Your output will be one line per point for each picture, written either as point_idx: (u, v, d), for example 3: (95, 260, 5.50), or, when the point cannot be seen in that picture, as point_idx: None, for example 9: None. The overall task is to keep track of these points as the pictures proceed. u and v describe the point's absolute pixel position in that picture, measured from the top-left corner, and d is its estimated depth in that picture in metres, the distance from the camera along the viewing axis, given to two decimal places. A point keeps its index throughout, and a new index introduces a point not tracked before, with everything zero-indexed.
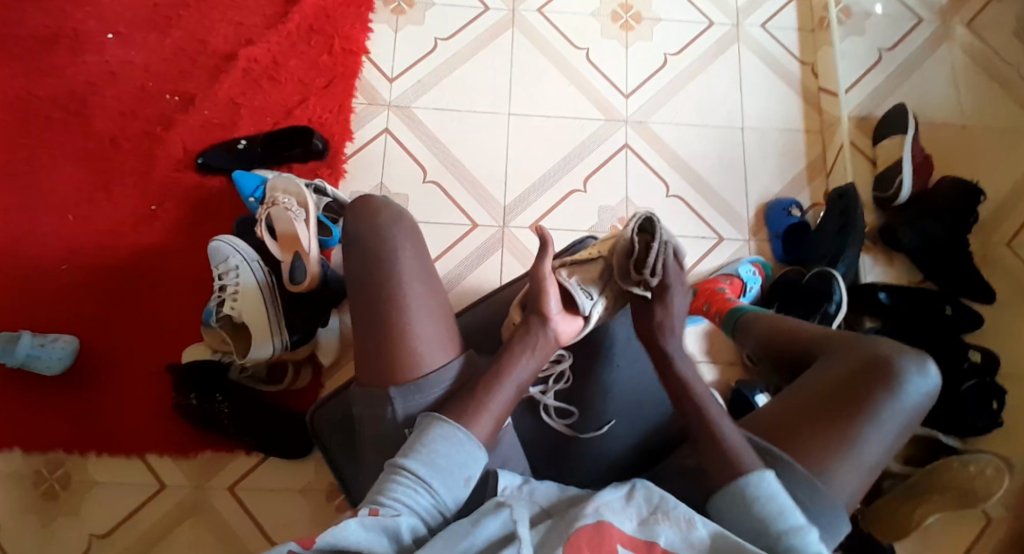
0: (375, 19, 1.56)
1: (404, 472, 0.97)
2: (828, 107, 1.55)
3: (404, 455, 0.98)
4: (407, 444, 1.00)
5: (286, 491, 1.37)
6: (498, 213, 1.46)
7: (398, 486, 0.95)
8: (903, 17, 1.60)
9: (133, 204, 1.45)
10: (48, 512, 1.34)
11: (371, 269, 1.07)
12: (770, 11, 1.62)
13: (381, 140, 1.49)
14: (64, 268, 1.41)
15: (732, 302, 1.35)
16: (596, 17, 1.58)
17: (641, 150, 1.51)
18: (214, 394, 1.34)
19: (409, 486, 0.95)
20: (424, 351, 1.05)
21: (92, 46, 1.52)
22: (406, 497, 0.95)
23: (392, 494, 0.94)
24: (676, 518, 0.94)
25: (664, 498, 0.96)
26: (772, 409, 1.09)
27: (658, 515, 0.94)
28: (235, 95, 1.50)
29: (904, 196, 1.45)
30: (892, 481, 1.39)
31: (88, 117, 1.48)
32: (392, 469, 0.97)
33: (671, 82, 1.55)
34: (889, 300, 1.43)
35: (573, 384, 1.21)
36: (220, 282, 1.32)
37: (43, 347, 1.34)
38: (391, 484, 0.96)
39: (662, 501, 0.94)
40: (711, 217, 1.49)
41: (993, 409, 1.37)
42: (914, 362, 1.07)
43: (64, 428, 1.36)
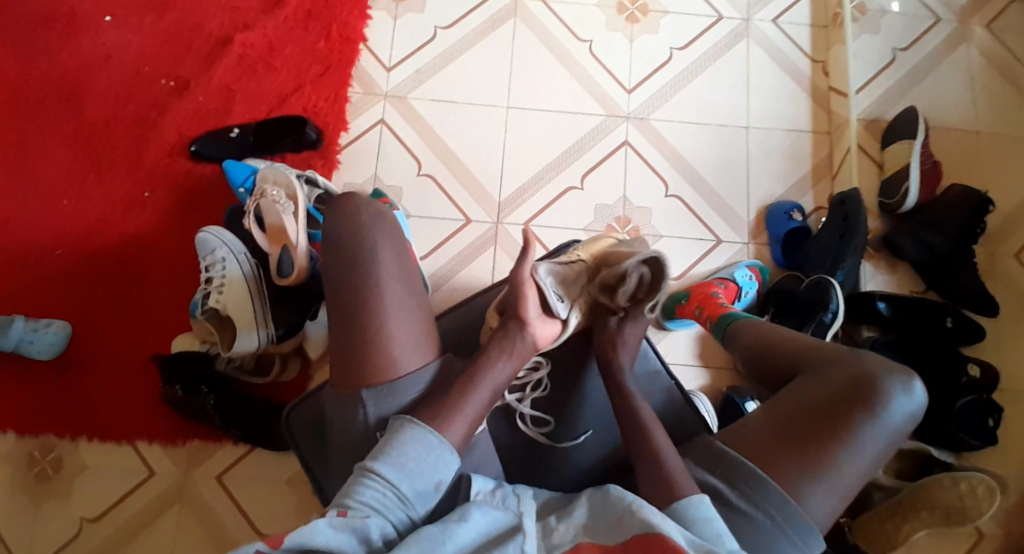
0: (374, 5, 1.53)
1: (373, 474, 0.96)
2: (837, 108, 1.50)
3: (374, 456, 0.98)
4: (379, 445, 0.99)
5: (273, 481, 1.38)
6: (493, 209, 1.44)
7: (367, 488, 0.95)
8: (920, 15, 1.55)
9: (127, 189, 1.44)
10: (40, 495, 1.36)
11: (349, 268, 1.05)
12: (781, 5, 1.56)
13: (377, 130, 1.47)
14: (59, 253, 1.42)
15: (724, 307, 1.32)
16: (601, 8, 1.54)
17: (642, 148, 1.48)
18: (201, 386, 1.35)
19: (377, 488, 0.95)
20: (399, 354, 1.04)
21: (87, 27, 1.51)
22: (373, 499, 0.94)
23: (361, 496, 0.94)
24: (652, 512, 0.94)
25: (635, 499, 0.95)
26: (751, 425, 1.07)
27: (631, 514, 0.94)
28: (229, 81, 1.48)
29: (909, 204, 1.41)
30: (882, 493, 1.35)
31: (84, 100, 1.47)
32: (362, 471, 0.97)
33: (675, 78, 1.51)
34: (888, 310, 1.40)
35: (551, 392, 1.22)
36: (206, 275, 1.33)
37: (36, 332, 1.35)
38: (360, 485, 0.95)
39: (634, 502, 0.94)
40: (710, 218, 1.46)
41: (989, 426, 1.35)
42: (899, 382, 1.05)
43: (56, 412, 1.38)
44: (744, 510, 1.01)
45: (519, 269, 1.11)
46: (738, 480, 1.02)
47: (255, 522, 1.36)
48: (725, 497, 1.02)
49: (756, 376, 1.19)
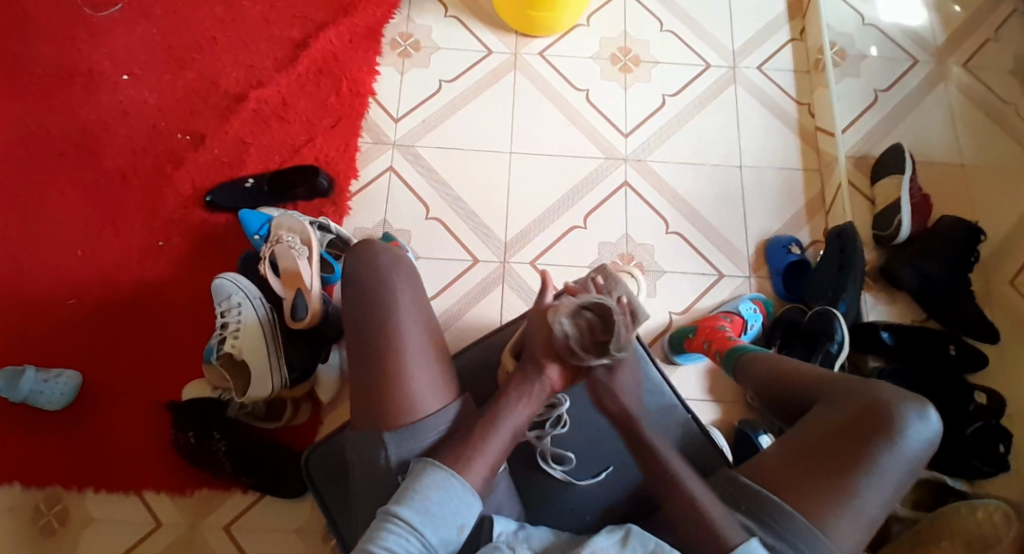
0: (381, 61, 1.60)
1: (396, 519, 0.95)
2: (826, 147, 1.57)
3: (397, 501, 0.97)
4: (401, 490, 0.98)
5: (283, 530, 1.36)
6: (499, 249, 1.48)
7: (390, 534, 0.94)
8: (898, 58, 1.63)
9: (141, 240, 1.47)
10: (44, 550, 1.33)
11: (369, 313, 1.08)
12: (767, 53, 1.65)
13: (386, 177, 1.52)
14: (72, 304, 1.43)
15: (733, 340, 1.34)
16: (596, 60, 1.62)
17: (642, 189, 1.53)
18: (212, 432, 1.35)
19: (401, 534, 0.94)
20: (420, 396, 1.05)
21: (106, 86, 1.57)
22: (397, 545, 0.94)
23: (383, 542, 0.94)
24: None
25: (660, 543, 0.95)
26: (770, 457, 1.08)
27: None
28: (244, 134, 1.53)
29: (903, 234, 1.45)
30: (901, 525, 1.33)
31: (100, 156, 1.52)
32: (384, 516, 0.96)
33: (670, 121, 1.58)
34: (892, 340, 1.42)
35: (571, 427, 1.21)
36: (222, 320, 1.35)
37: (46, 382, 1.35)
38: (383, 530, 0.95)
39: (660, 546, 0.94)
40: (711, 254, 1.50)
41: (1000, 452, 1.35)
42: (913, 409, 1.06)
43: (64, 462, 1.36)
44: (769, 542, 1.00)
45: (540, 308, 1.10)
46: (761, 512, 1.02)
47: None
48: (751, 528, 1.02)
49: (771, 408, 1.20)
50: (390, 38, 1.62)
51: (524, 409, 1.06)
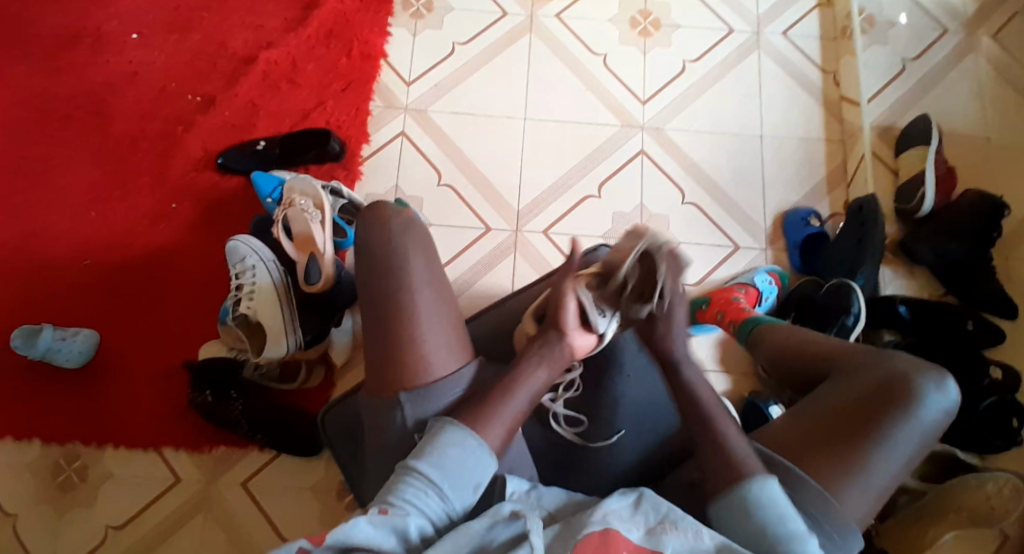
0: (394, 23, 1.57)
1: (414, 473, 0.97)
2: (848, 117, 1.53)
3: (415, 456, 0.98)
4: (420, 445, 1.00)
5: (296, 489, 1.38)
6: (511, 217, 1.47)
7: (408, 487, 0.96)
8: (926, 26, 1.58)
9: (154, 203, 1.48)
10: (63, 505, 1.36)
11: (382, 275, 1.07)
12: (790, 18, 1.60)
13: (398, 142, 1.51)
14: (87, 264, 1.45)
15: (747, 312, 1.33)
16: (613, 23, 1.58)
17: (657, 157, 1.51)
18: (230, 391, 1.38)
19: (419, 487, 0.96)
20: (435, 359, 1.06)
21: (117, 46, 1.56)
22: (415, 498, 0.95)
23: (403, 495, 0.95)
24: (684, 530, 0.94)
25: (672, 508, 0.96)
26: (783, 426, 1.08)
27: (665, 525, 0.95)
28: (254, 97, 1.52)
29: (926, 209, 1.42)
30: (908, 497, 1.34)
31: (113, 118, 1.52)
32: (403, 470, 0.98)
33: (687, 89, 1.55)
34: (909, 314, 1.40)
35: (581, 392, 1.24)
36: (237, 281, 1.36)
37: (64, 341, 1.37)
38: (402, 484, 0.96)
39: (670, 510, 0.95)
40: (728, 226, 1.48)
41: (1013, 427, 1.33)
42: (931, 379, 1.05)
43: (81, 420, 1.39)
44: None
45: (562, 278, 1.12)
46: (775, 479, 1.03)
47: (276, 528, 1.36)
48: None
49: (785, 379, 1.20)
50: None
51: (541, 374, 1.08)
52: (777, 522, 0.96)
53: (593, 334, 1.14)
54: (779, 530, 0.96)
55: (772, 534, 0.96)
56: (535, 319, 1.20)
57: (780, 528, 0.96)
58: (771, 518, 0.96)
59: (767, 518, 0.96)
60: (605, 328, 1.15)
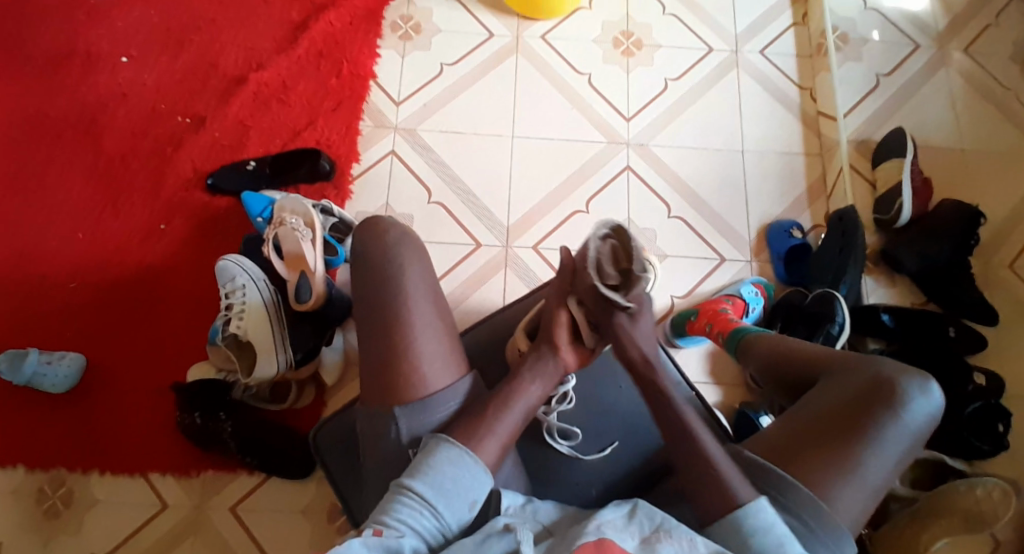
0: (382, 44, 1.60)
1: (409, 492, 0.96)
2: (827, 131, 1.57)
3: (410, 474, 0.98)
4: (415, 463, 0.99)
5: (286, 511, 1.36)
6: (501, 233, 1.48)
7: (403, 507, 0.95)
8: (900, 43, 1.63)
9: (142, 223, 1.47)
10: (48, 532, 1.33)
11: (381, 285, 1.08)
12: (769, 37, 1.65)
13: (388, 161, 1.52)
14: (73, 286, 1.43)
15: (735, 322, 1.35)
16: (597, 44, 1.62)
17: (643, 172, 1.53)
18: (218, 413, 1.35)
19: (414, 507, 0.95)
20: (430, 370, 1.06)
21: (104, 67, 1.56)
22: (409, 517, 0.94)
23: (398, 515, 0.94)
24: (678, 539, 0.94)
25: (666, 517, 0.96)
26: (773, 432, 1.09)
27: (660, 534, 0.94)
28: (244, 117, 1.53)
29: (904, 218, 1.46)
30: (899, 504, 1.35)
31: (101, 139, 1.51)
32: (397, 489, 0.97)
33: (671, 106, 1.58)
34: (893, 322, 1.42)
35: (576, 404, 1.22)
36: (226, 301, 1.35)
37: (50, 365, 1.35)
38: (396, 503, 0.96)
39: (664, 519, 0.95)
40: (714, 239, 1.51)
41: (999, 431, 1.35)
42: (916, 382, 1.07)
43: (66, 444, 1.36)
44: None
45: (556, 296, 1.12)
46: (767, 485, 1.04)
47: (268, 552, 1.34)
48: None
49: (774, 386, 1.21)
50: (391, 21, 1.61)
51: (535, 389, 1.08)
52: (777, 548, 0.96)
53: (586, 350, 1.14)
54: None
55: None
56: (528, 335, 1.21)
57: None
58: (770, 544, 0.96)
59: (765, 544, 0.96)
60: (597, 344, 1.14)
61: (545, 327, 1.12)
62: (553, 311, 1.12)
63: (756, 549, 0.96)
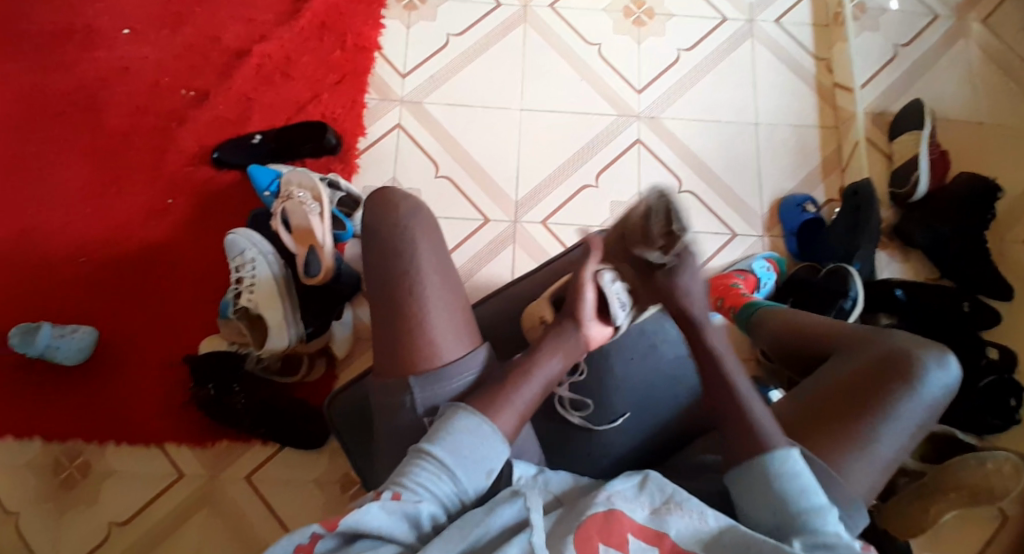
0: (387, 15, 1.57)
1: (427, 457, 0.96)
2: (842, 103, 1.54)
3: (429, 439, 0.97)
4: (434, 429, 0.98)
5: (298, 484, 1.37)
6: (510, 207, 1.46)
7: (422, 471, 0.95)
8: (917, 12, 1.60)
9: (149, 199, 1.46)
10: (62, 505, 1.34)
11: (391, 259, 1.08)
12: (783, 6, 1.61)
13: (394, 135, 1.50)
14: (80, 261, 1.43)
15: (746, 297, 1.34)
16: (607, 13, 1.59)
17: (653, 145, 1.51)
18: (231, 385, 1.37)
19: (432, 472, 0.95)
20: (443, 341, 1.05)
21: (106, 41, 1.54)
22: (427, 482, 0.94)
23: (416, 478, 0.94)
24: (688, 510, 0.94)
25: (677, 489, 0.96)
26: (787, 406, 1.08)
27: (670, 505, 0.94)
28: (248, 91, 1.51)
29: (920, 192, 1.43)
30: (907, 478, 1.33)
31: (105, 114, 1.50)
32: (416, 452, 0.97)
33: (682, 78, 1.55)
34: (905, 296, 1.39)
35: (587, 376, 1.21)
36: (237, 275, 1.34)
37: (63, 337, 1.35)
38: (414, 466, 0.95)
39: (676, 491, 0.94)
40: (725, 214, 1.49)
41: (1011, 405, 1.35)
42: (933, 355, 1.06)
43: (76, 420, 1.37)
44: None
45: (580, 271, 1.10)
46: None
47: (281, 523, 1.35)
48: None
49: (789, 362, 1.20)
50: None
51: (556, 368, 1.07)
52: (799, 494, 0.94)
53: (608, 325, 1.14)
54: (801, 503, 0.94)
55: (793, 506, 0.94)
56: (552, 303, 1.20)
57: (802, 500, 0.94)
58: (793, 491, 0.94)
59: (788, 489, 0.95)
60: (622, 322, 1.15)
61: (572, 301, 1.11)
62: (580, 283, 1.11)
63: (778, 494, 0.95)
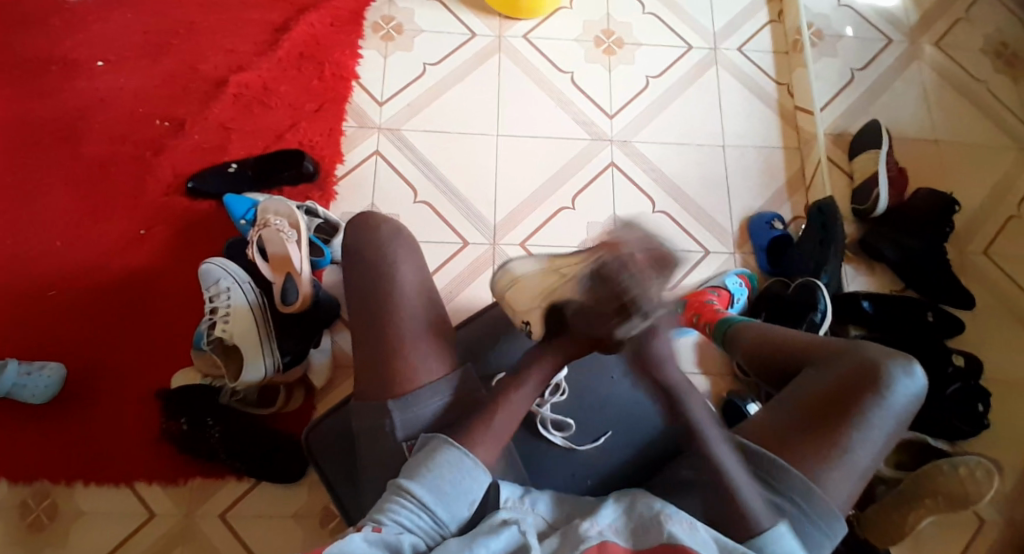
0: (364, 45, 1.59)
1: (407, 495, 0.94)
2: (804, 125, 1.60)
3: (408, 477, 0.96)
4: (413, 466, 0.97)
5: (278, 517, 1.34)
6: (489, 230, 1.48)
7: (402, 509, 0.94)
8: (872, 38, 1.67)
9: (123, 229, 1.45)
10: (33, 545, 1.30)
11: (374, 282, 1.10)
12: (745, 34, 1.68)
13: (372, 161, 1.52)
14: (52, 294, 1.40)
15: (721, 313, 1.35)
16: (580, 42, 1.63)
17: (627, 168, 1.55)
18: (205, 419, 1.33)
19: (412, 509, 0.94)
20: (422, 362, 1.06)
21: (80, 72, 1.54)
22: (408, 520, 0.93)
23: (396, 517, 0.93)
24: (679, 520, 0.95)
25: (666, 505, 0.97)
26: (764, 415, 1.10)
27: (661, 518, 0.95)
28: (225, 120, 1.52)
29: (881, 208, 1.49)
30: (885, 486, 1.36)
31: (77, 145, 1.49)
32: (394, 491, 0.95)
33: (652, 103, 1.60)
34: (872, 308, 1.43)
35: (569, 396, 1.24)
36: (212, 305, 1.34)
37: (29, 375, 1.32)
38: (393, 504, 0.94)
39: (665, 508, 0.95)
40: (698, 232, 1.53)
41: (979, 411, 1.39)
42: (900, 365, 1.09)
43: (49, 456, 1.33)
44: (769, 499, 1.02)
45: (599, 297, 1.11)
46: (759, 470, 1.04)
47: None
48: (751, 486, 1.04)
49: (762, 372, 1.22)
50: (372, 22, 1.61)
51: (560, 367, 1.08)
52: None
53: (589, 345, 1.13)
54: None
55: None
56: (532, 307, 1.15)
57: None
58: None
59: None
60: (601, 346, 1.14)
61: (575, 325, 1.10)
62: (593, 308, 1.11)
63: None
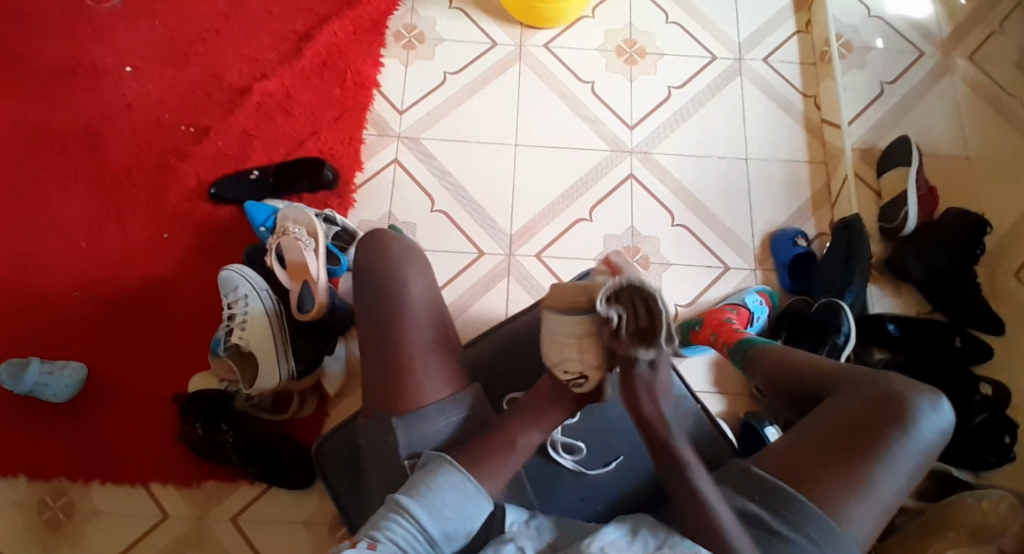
0: (386, 54, 1.60)
1: (404, 512, 0.93)
2: (831, 139, 1.56)
3: (407, 494, 0.95)
4: (413, 484, 0.97)
5: (288, 523, 1.35)
6: (504, 241, 1.48)
7: (398, 526, 0.92)
8: (904, 50, 1.63)
9: (146, 234, 1.47)
10: (50, 542, 1.33)
11: (385, 296, 1.09)
12: (772, 45, 1.65)
13: (391, 170, 1.52)
14: (77, 296, 1.43)
15: (740, 332, 1.32)
16: (601, 52, 1.62)
17: (646, 181, 1.53)
18: (220, 423, 1.35)
19: (408, 528, 0.92)
20: (428, 380, 1.06)
21: (110, 78, 1.57)
22: (403, 539, 0.92)
23: (392, 533, 0.92)
24: (682, 553, 0.93)
25: (669, 534, 0.95)
26: (784, 447, 1.07)
27: (664, 550, 0.93)
28: (248, 127, 1.53)
29: (909, 227, 1.44)
30: (906, 517, 1.31)
31: (104, 150, 1.52)
32: (393, 507, 0.94)
33: (674, 114, 1.58)
34: (899, 331, 1.40)
35: (580, 417, 1.21)
36: (229, 311, 1.35)
37: (51, 374, 1.35)
38: (390, 521, 0.93)
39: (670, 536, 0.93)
40: (717, 248, 1.50)
41: (1006, 443, 1.32)
42: (927, 399, 1.06)
43: (69, 455, 1.36)
44: (787, 533, 1.00)
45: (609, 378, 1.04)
46: (776, 501, 1.02)
47: None
48: (766, 519, 1.01)
49: (782, 398, 1.18)
50: (394, 30, 1.62)
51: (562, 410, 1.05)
52: None
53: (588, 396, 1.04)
54: None
55: None
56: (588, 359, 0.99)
57: None
58: None
59: None
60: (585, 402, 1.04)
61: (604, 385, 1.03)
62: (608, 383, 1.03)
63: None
